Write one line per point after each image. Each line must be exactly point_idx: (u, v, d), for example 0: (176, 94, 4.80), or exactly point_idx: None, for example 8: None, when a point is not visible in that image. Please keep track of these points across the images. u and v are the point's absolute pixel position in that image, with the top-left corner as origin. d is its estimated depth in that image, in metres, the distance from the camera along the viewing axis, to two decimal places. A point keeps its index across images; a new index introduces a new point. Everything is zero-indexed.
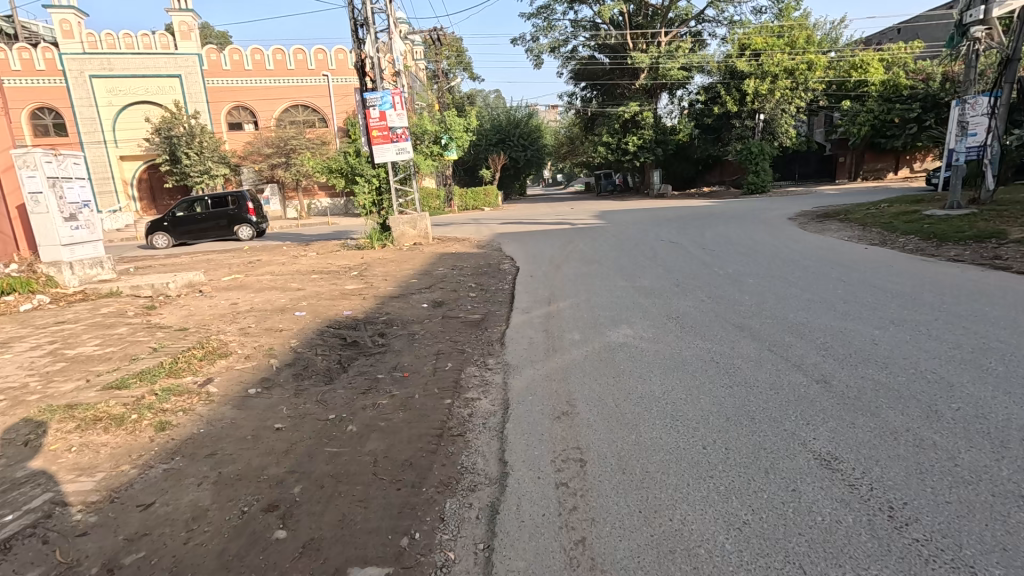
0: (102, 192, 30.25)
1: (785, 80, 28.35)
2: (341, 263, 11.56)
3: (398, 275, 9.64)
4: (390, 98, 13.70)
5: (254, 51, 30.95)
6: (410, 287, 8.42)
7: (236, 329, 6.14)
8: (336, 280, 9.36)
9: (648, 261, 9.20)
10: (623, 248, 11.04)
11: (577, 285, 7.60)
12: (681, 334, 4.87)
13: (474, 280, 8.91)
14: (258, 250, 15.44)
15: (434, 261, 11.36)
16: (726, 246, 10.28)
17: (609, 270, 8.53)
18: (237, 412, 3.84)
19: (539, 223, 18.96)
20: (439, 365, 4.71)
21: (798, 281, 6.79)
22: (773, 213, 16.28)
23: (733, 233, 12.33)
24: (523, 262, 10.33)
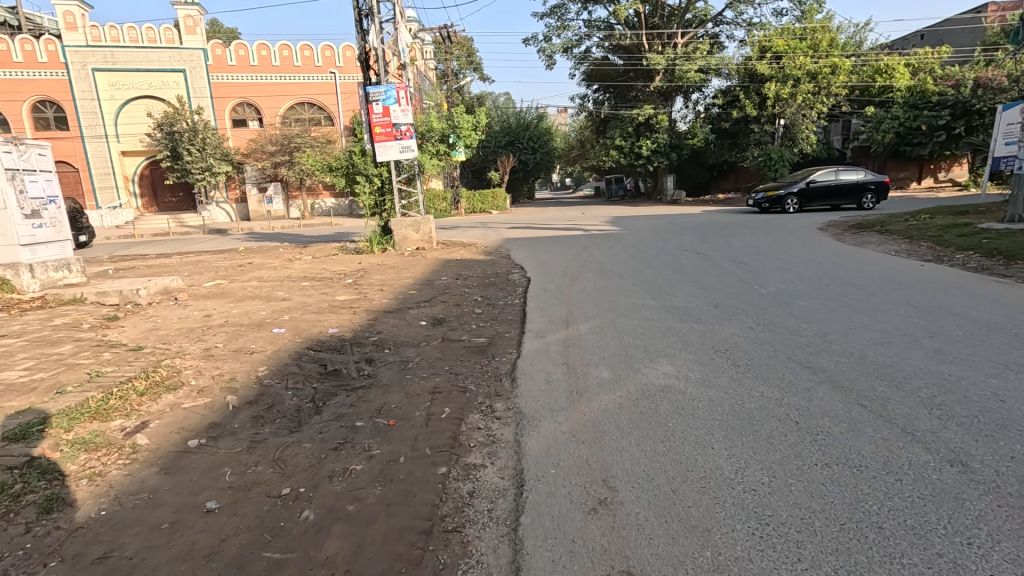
0: (102, 188, 29.59)
1: (807, 84, 27.36)
2: (337, 269, 10.70)
3: (397, 284, 8.73)
4: (394, 92, 12.85)
5: (260, 47, 30.24)
6: (408, 300, 7.48)
7: (200, 350, 5.22)
8: (328, 290, 8.47)
9: (675, 274, 8.21)
10: (644, 258, 10.09)
11: (598, 303, 6.63)
12: (738, 375, 3.90)
13: (481, 293, 7.99)
14: (252, 252, 14.59)
15: (437, 268, 10.45)
16: (760, 259, 9.28)
17: (633, 285, 7.54)
18: (162, 480, 2.90)
19: (550, 228, 18.04)
20: (433, 410, 3.76)
21: (860, 305, 5.78)
22: (801, 222, 15.24)
23: (763, 244, 11.32)
24: (535, 272, 9.38)
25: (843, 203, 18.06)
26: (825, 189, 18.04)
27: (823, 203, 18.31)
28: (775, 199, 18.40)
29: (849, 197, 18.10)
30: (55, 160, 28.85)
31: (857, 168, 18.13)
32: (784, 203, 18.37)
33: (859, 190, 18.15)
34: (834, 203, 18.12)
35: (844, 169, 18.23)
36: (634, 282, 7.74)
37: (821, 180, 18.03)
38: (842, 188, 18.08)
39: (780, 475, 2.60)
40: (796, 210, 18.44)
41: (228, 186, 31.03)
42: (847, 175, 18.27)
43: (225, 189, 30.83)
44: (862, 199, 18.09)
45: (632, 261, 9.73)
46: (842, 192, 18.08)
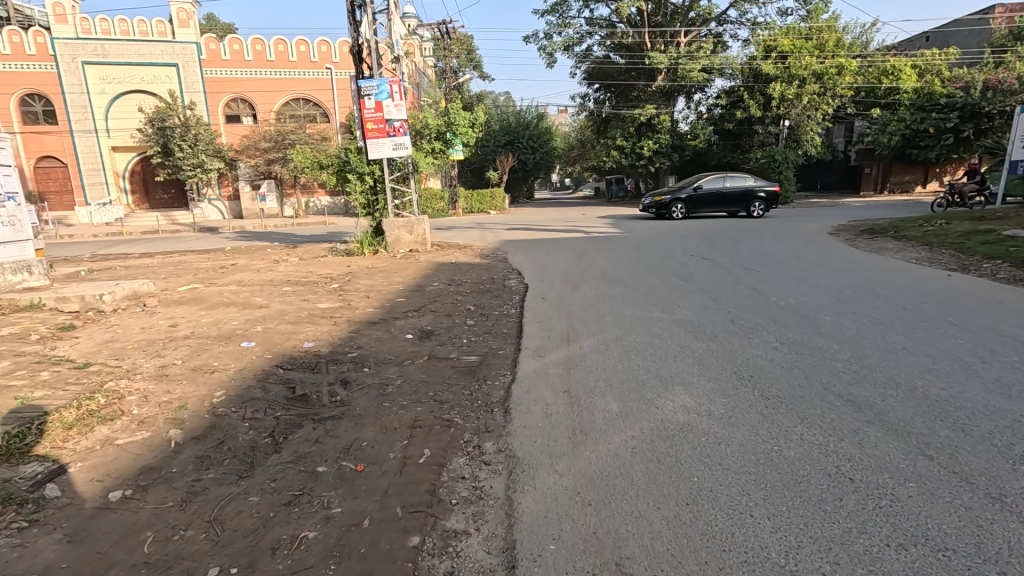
0: (92, 184, 28.95)
1: (813, 85, 26.82)
2: (323, 273, 10.10)
3: (385, 291, 8.15)
4: (387, 87, 12.25)
5: (255, 41, 29.60)
6: (395, 309, 6.91)
7: (154, 369, 4.65)
8: (310, 296, 7.88)
9: (684, 282, 7.62)
10: (649, 263, 9.55)
11: (601, 315, 6.06)
12: (771, 410, 3.33)
13: (474, 301, 7.42)
14: (238, 252, 14.00)
15: (429, 272, 9.88)
16: (772, 266, 8.73)
17: (640, 295, 6.96)
18: (63, 552, 2.32)
19: (549, 230, 17.46)
20: (409, 452, 3.18)
21: (893, 321, 5.21)
22: (810, 226, 14.69)
23: (773, 249, 10.77)
24: (533, 278, 8.81)
25: (728, 209, 18.00)
26: (710, 195, 18.00)
27: (710, 209, 18.34)
28: (661, 205, 18.41)
29: (736, 203, 18.20)
30: (43, 155, 28.21)
31: (746, 176, 18.30)
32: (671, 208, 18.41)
33: (747, 198, 18.13)
34: (720, 209, 18.22)
35: (732, 176, 18.34)
36: (640, 291, 7.16)
37: (707, 186, 18.16)
38: (727, 195, 18.02)
39: (844, 563, 2.04)
40: (682, 215, 18.38)
41: (221, 183, 30.38)
42: (735, 183, 18.35)
43: (218, 186, 30.17)
44: (750, 206, 18.18)
45: (636, 267, 9.16)
46: (730, 198, 18.20)
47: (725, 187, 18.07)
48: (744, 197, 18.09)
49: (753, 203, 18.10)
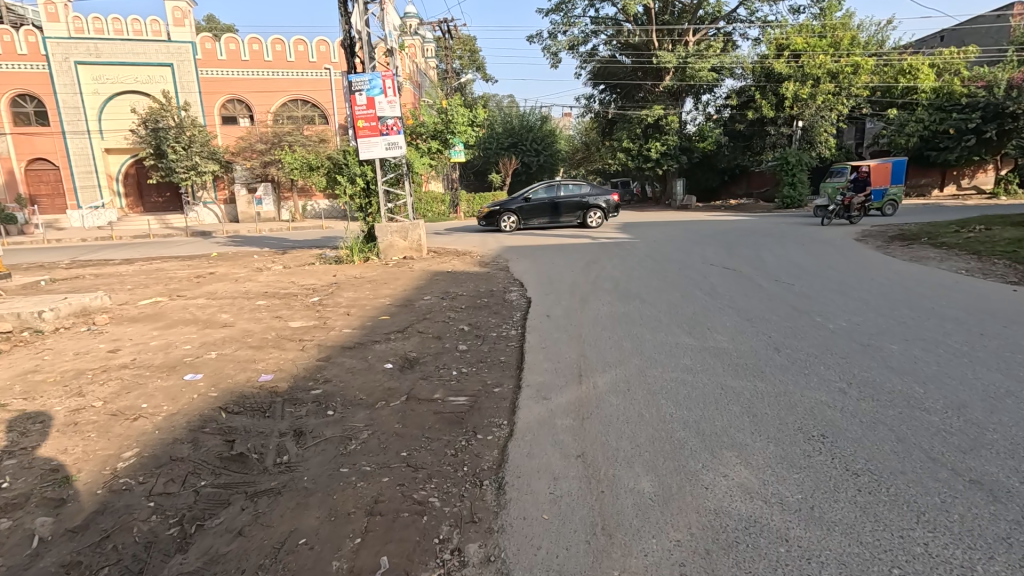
0: (84, 186, 28.18)
1: (828, 84, 25.80)
2: (306, 284, 9.18)
3: (370, 305, 7.25)
4: (379, 81, 11.41)
5: (252, 41, 28.90)
6: (377, 328, 6.01)
7: (66, 415, 3.74)
8: (283, 312, 6.96)
9: (709, 298, 6.68)
10: (666, 273, 8.60)
11: (616, 338, 5.14)
12: (867, 499, 2.40)
13: (470, 318, 6.49)
14: (222, 260, 13.11)
15: (423, 283, 8.99)
16: (807, 278, 7.76)
17: (659, 313, 6.04)
18: None
19: (554, 235, 16.55)
20: (361, 562, 2.25)
21: (977, 352, 4.26)
22: (834, 232, 13.73)
23: (800, 257, 9.83)
24: (536, 291, 7.88)
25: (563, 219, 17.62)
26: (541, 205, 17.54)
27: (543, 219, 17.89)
28: (490, 216, 17.78)
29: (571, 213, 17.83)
30: (34, 157, 27.51)
31: (580, 183, 18.02)
32: (503, 219, 17.99)
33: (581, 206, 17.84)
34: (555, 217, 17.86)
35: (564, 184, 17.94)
36: (661, 309, 6.23)
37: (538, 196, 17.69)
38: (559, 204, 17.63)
39: None
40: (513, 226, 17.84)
41: (217, 186, 29.65)
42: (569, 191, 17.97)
43: (213, 189, 29.43)
44: (585, 215, 17.90)
45: (652, 278, 8.24)
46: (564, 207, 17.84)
47: (557, 196, 17.68)
48: (579, 204, 17.80)
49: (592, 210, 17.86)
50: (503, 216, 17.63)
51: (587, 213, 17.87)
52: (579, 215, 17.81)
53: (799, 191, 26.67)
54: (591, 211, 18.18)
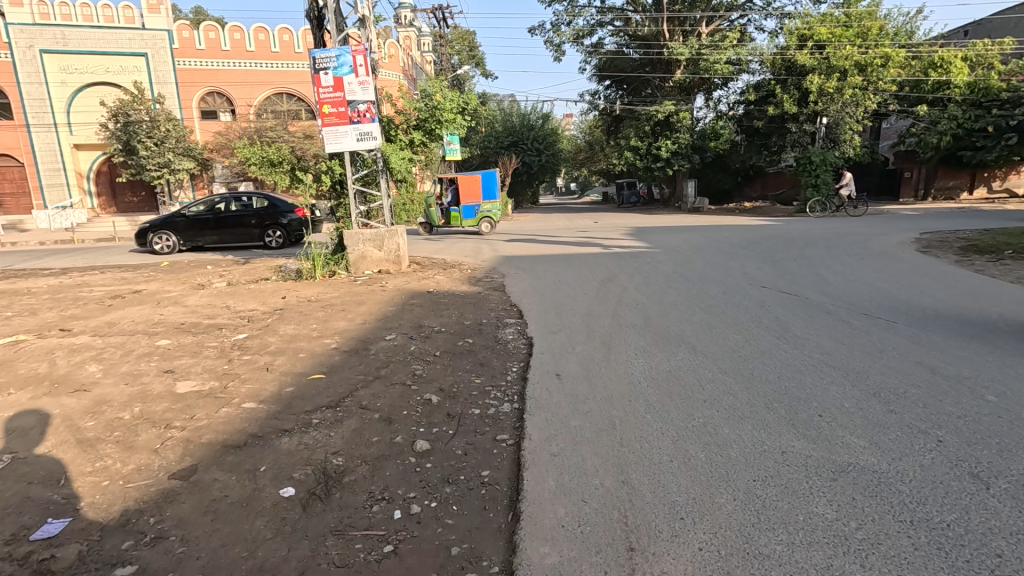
0: (51, 185, 26.09)
1: (856, 76, 23.64)
2: (243, 310, 7.08)
3: (306, 350, 5.19)
4: (348, 57, 9.42)
5: (234, 29, 26.94)
6: (294, 398, 3.93)
7: None
8: (180, 363, 4.88)
9: (786, 348, 4.68)
10: (709, 300, 6.61)
11: (675, 436, 3.15)
12: None
13: (443, 381, 4.39)
14: (165, 272, 11.02)
15: (390, 310, 6.95)
16: (906, 311, 5.75)
17: (726, 376, 4.06)
18: None
19: (560, 242, 14.46)
20: None
21: None
22: (887, 244, 11.70)
23: (871, 277, 7.77)
24: (539, 326, 5.90)
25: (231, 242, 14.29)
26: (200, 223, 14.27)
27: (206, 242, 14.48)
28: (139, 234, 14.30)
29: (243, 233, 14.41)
30: None
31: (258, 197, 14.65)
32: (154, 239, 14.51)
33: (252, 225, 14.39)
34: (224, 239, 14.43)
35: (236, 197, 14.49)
36: (727, 367, 4.27)
37: (197, 211, 14.31)
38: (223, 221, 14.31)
39: None
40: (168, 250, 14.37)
41: (196, 186, 27.53)
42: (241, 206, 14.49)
43: (191, 189, 27.25)
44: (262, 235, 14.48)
45: (693, 308, 6.26)
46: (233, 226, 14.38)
47: (222, 211, 14.30)
48: (249, 219, 14.36)
49: (266, 226, 14.33)
50: (152, 235, 14.20)
51: (258, 230, 14.36)
52: (250, 233, 14.37)
53: (823, 193, 24.48)
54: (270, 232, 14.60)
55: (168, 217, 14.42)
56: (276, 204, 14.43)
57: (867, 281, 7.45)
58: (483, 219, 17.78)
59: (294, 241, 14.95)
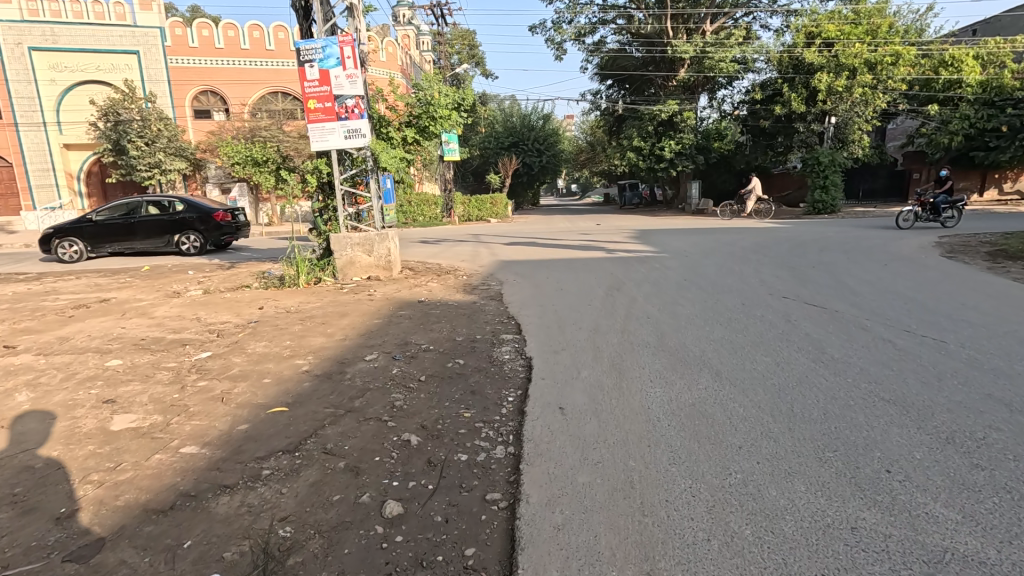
0: (40, 186, 25.40)
1: (866, 75, 22.98)
2: (213, 323, 6.44)
3: (274, 373, 4.53)
4: (335, 49, 8.77)
5: (228, 27, 26.41)
6: (245, 442, 3.25)
7: None
8: (125, 391, 4.23)
9: (827, 373, 4.04)
10: (727, 313, 5.97)
11: (710, 501, 2.51)
12: None
13: (426, 416, 3.73)
14: (142, 278, 10.37)
15: (376, 323, 6.30)
16: (955, 328, 5.10)
17: (761, 412, 3.42)
18: None
19: (561, 246, 13.83)
20: None
21: None
22: (910, 250, 11.04)
23: (903, 287, 7.11)
24: (540, 343, 5.27)
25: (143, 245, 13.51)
26: (112, 227, 13.46)
27: (117, 247, 13.61)
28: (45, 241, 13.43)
29: (157, 236, 13.60)
30: None
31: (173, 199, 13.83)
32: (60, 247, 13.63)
33: (166, 228, 13.61)
34: (136, 244, 13.59)
35: (150, 199, 13.70)
36: (760, 399, 3.63)
37: (107, 215, 13.50)
38: (135, 225, 13.52)
39: None
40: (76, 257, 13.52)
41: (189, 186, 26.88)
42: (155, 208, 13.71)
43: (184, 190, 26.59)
44: (178, 239, 13.69)
45: (711, 323, 5.62)
46: (146, 229, 13.55)
47: (135, 215, 13.53)
48: (162, 224, 13.58)
49: (180, 232, 13.58)
50: (56, 241, 13.38)
51: (171, 236, 13.63)
52: (163, 238, 13.63)
53: (832, 195, 23.80)
54: (185, 235, 13.80)
55: (76, 222, 13.59)
56: (194, 207, 13.71)
57: (901, 291, 6.80)
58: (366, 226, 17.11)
59: (212, 246, 14.18)
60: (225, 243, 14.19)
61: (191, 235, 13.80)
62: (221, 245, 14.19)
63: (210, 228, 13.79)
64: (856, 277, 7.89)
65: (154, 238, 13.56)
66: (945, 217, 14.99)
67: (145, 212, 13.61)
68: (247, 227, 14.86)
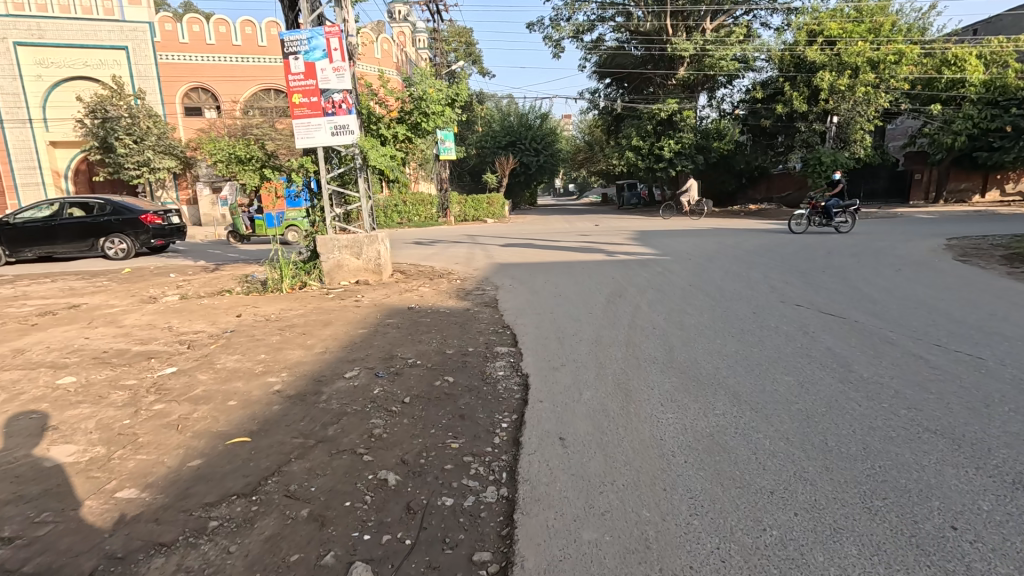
0: (26, 185, 24.62)
1: (869, 74, 22.60)
2: (184, 333, 5.97)
3: (243, 393, 4.08)
4: (321, 40, 8.30)
5: (219, 23, 25.90)
6: (194, 484, 2.79)
7: None
8: (69, 415, 3.76)
9: (859, 397, 3.61)
10: (738, 324, 5.55)
11: (744, 570, 2.07)
12: None
13: (408, 448, 3.27)
14: (119, 281, 9.85)
15: (360, 333, 5.85)
16: (988, 342, 4.69)
17: (790, 446, 2.98)
18: None
19: (559, 247, 13.41)
20: None
21: None
22: (921, 253, 10.64)
23: (922, 294, 6.70)
24: (537, 357, 4.83)
25: (67, 250, 12.98)
26: (32, 231, 12.84)
27: (38, 250, 13.00)
28: None
29: (81, 240, 13.04)
30: None
31: (99, 200, 13.31)
32: None
33: (91, 232, 13.05)
34: (59, 248, 13.01)
35: (74, 201, 13.08)
36: (788, 430, 3.18)
37: (27, 217, 12.84)
38: (57, 228, 12.92)
39: None
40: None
41: (179, 185, 26.30)
42: (79, 211, 13.10)
43: (174, 189, 26.04)
44: (104, 243, 13.17)
45: (723, 335, 5.18)
46: (69, 232, 12.96)
47: (58, 217, 12.92)
48: (86, 228, 13.03)
49: (105, 236, 13.07)
50: None
51: (98, 240, 13.12)
52: (88, 242, 13.10)
53: None
54: (111, 238, 13.25)
55: None
56: (120, 209, 13.14)
57: (921, 299, 6.39)
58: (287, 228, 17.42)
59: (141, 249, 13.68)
60: (155, 245, 13.70)
61: (117, 238, 13.26)
62: (150, 248, 13.68)
63: (141, 230, 13.41)
64: (871, 283, 7.48)
65: (77, 242, 13.03)
66: (836, 221, 14.82)
67: (68, 214, 13.00)
68: (181, 230, 14.41)
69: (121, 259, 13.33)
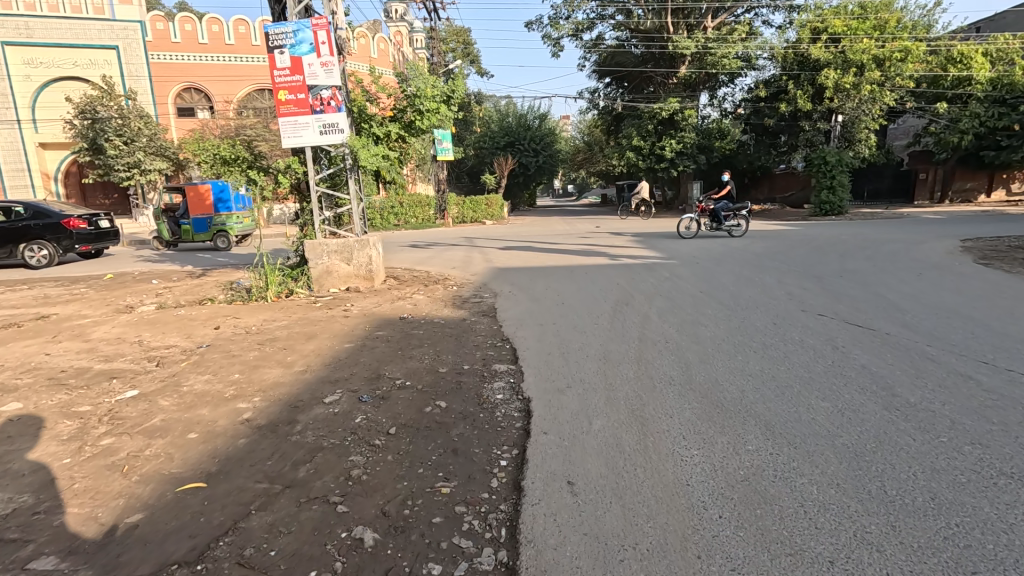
0: (14, 187, 24.02)
1: (875, 71, 22.12)
2: (155, 348, 5.50)
3: (206, 423, 3.60)
4: (309, 33, 7.84)
5: (212, 22, 25.46)
6: (131, 548, 2.32)
7: None
8: (2, 453, 3.27)
9: (911, 428, 3.14)
10: (759, 338, 5.09)
11: None
12: None
13: (390, 495, 2.80)
14: (97, 288, 9.37)
15: (345, 348, 5.38)
16: None
17: (842, 495, 2.53)
18: None
19: (560, 250, 12.96)
20: None
21: None
22: (938, 255, 10.21)
23: (953, 301, 6.24)
24: (540, 376, 4.37)
25: None
26: None
27: None
28: None
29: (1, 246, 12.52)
30: None
31: (19, 205, 12.80)
32: None
33: (11, 237, 12.54)
34: None
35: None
36: (836, 473, 2.72)
37: None
38: None
39: None
40: None
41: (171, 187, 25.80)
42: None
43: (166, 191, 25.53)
44: (25, 249, 12.66)
45: (744, 351, 4.72)
46: None
47: None
48: (3, 233, 12.50)
49: (24, 241, 12.58)
50: None
51: (16, 247, 12.58)
52: (5, 250, 12.55)
53: (839, 196, 22.98)
54: (33, 245, 12.77)
55: None
56: (41, 213, 12.72)
57: (952, 308, 5.92)
58: (217, 233, 16.92)
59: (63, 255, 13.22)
60: (79, 250, 13.26)
61: (38, 244, 12.78)
62: (73, 252, 13.22)
63: (63, 235, 13.00)
64: (895, 289, 6.99)
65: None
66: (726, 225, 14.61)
67: None
68: (112, 234, 14.07)
69: (43, 265, 12.84)
